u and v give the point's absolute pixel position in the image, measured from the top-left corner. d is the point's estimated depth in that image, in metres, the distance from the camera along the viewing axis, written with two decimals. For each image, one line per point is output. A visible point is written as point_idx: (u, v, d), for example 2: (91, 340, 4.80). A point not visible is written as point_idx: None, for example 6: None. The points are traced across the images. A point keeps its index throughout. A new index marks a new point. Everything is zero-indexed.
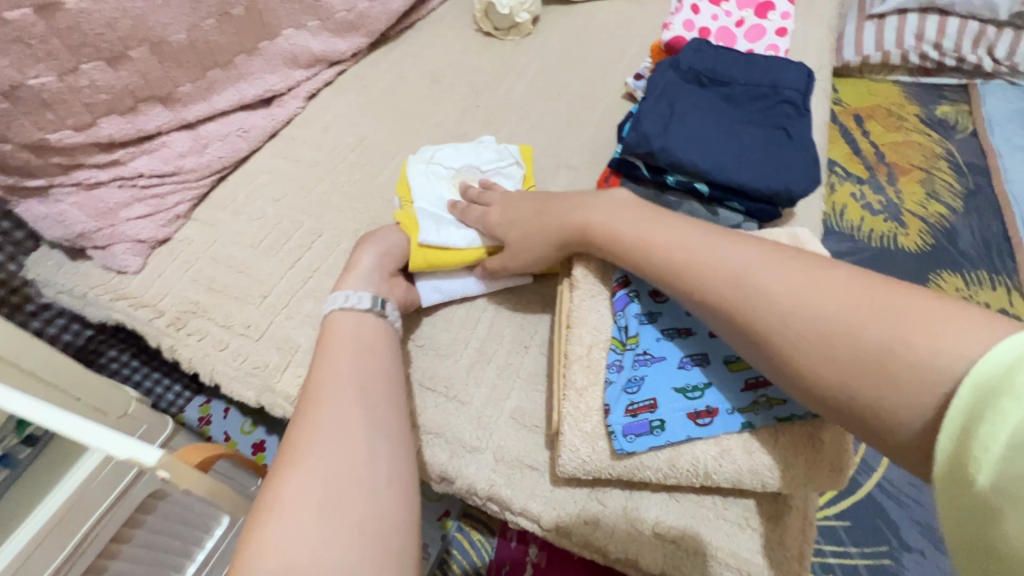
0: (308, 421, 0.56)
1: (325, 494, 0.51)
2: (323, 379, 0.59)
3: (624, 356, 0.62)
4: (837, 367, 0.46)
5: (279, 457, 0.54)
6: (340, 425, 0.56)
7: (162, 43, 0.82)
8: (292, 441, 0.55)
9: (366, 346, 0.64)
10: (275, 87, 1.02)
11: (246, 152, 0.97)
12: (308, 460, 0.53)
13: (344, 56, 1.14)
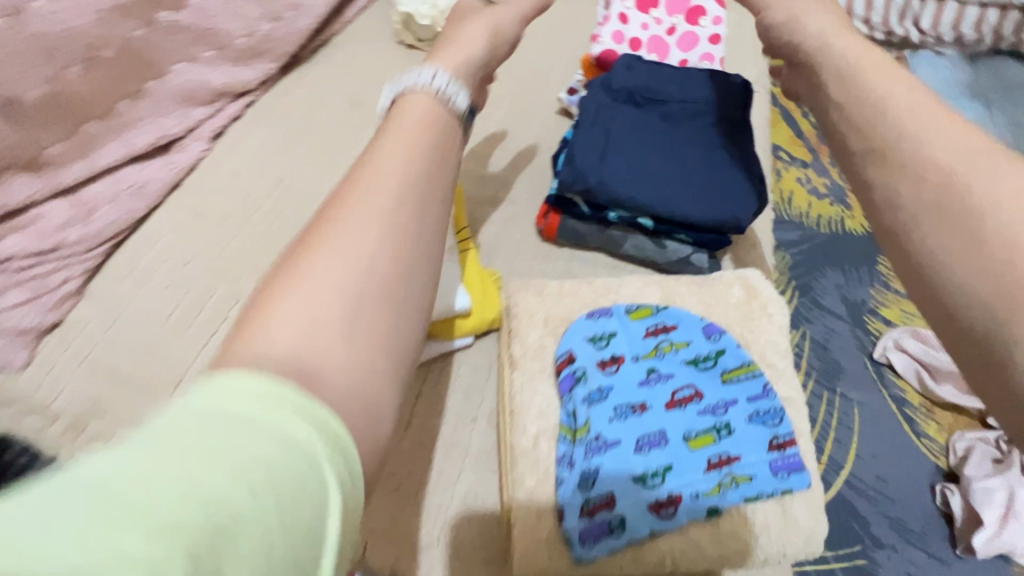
0: (363, 196, 0.38)
1: (331, 309, 0.33)
2: (382, 163, 0.40)
3: (575, 448, 0.59)
4: (958, 244, 0.37)
5: (310, 229, 0.36)
6: (386, 226, 0.37)
7: (14, 102, 0.72)
8: (321, 218, 0.37)
9: (441, 146, 0.45)
10: (171, 131, 0.90)
11: (144, 211, 0.86)
12: (327, 255, 0.35)
13: (252, 86, 1.02)
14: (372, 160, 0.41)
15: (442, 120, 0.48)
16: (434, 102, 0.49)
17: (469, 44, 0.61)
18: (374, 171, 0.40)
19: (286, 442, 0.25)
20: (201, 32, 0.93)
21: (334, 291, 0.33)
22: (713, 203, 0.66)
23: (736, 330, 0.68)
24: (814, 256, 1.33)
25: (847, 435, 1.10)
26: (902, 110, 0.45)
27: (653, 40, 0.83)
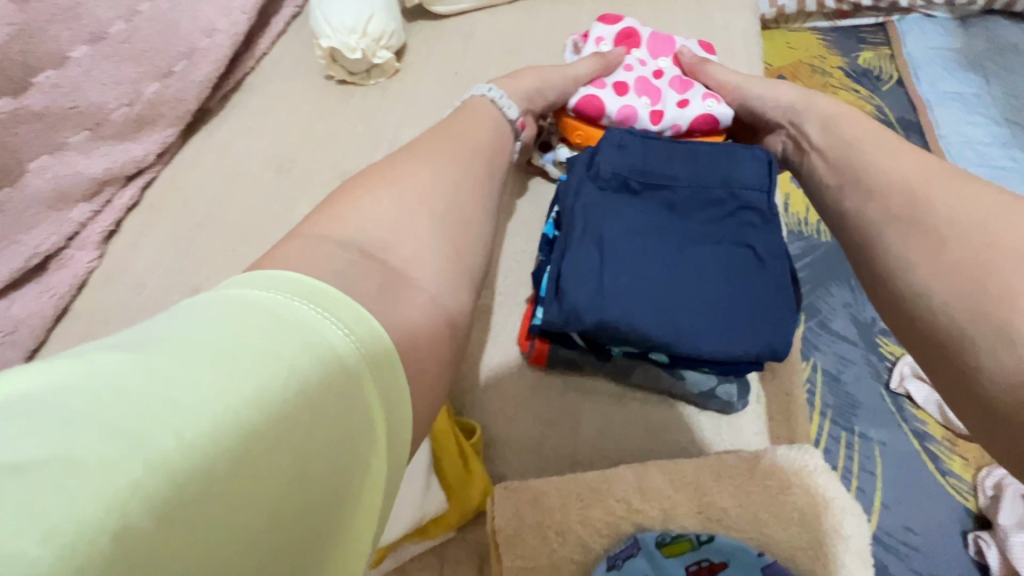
0: (434, 152, 0.55)
1: (410, 216, 0.47)
2: (450, 146, 0.57)
3: None
4: (946, 277, 0.45)
5: (396, 163, 0.52)
6: (452, 176, 0.53)
7: None
8: (404, 161, 0.53)
9: (492, 134, 0.63)
10: (43, 247, 0.72)
11: (20, 359, 0.69)
12: (408, 183, 0.50)
13: (146, 161, 0.81)
14: (450, 132, 0.59)
15: (497, 115, 0.66)
16: (492, 112, 0.66)
17: (521, 82, 0.70)
18: (448, 146, 0.57)
19: (339, 341, 0.32)
20: (62, 114, 0.73)
21: (414, 196, 0.49)
22: (740, 329, 0.52)
23: (800, 565, 0.56)
24: (818, 272, 1.20)
25: (870, 482, 1.02)
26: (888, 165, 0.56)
27: (637, 83, 0.76)
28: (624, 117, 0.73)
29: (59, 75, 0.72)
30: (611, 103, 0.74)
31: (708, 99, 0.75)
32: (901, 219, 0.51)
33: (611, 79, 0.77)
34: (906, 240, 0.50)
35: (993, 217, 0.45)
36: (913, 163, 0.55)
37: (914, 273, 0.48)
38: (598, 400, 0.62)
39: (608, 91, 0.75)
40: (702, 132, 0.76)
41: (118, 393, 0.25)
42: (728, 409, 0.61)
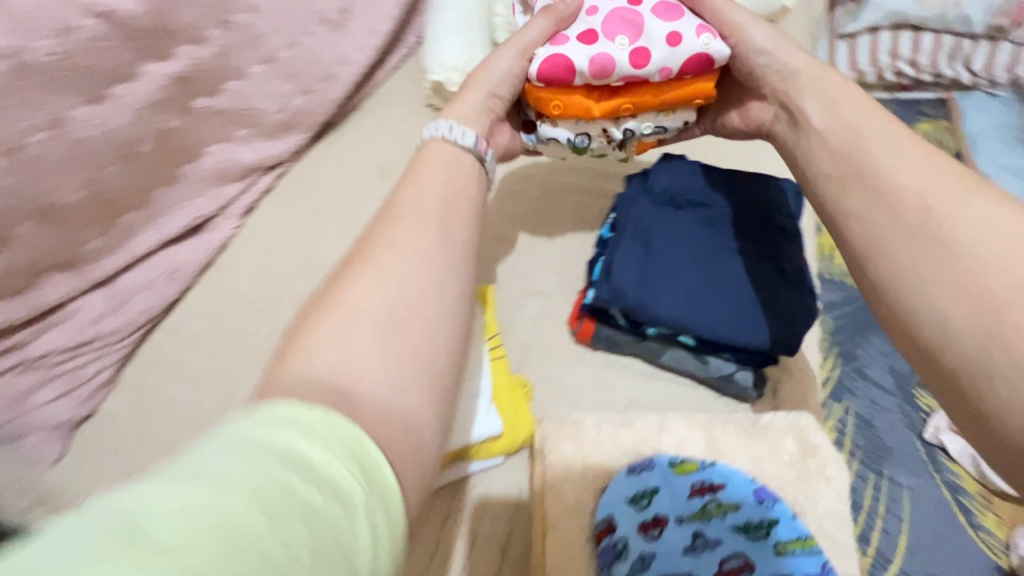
0: (389, 229, 0.46)
1: (367, 325, 0.39)
2: (404, 230, 0.46)
3: None
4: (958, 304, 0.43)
5: (353, 261, 0.44)
6: (405, 259, 0.44)
7: (56, 209, 0.70)
8: (359, 252, 0.45)
9: (454, 183, 0.53)
10: (204, 212, 0.91)
11: (176, 295, 0.86)
12: (356, 297, 0.40)
13: (283, 157, 1.03)
14: (399, 204, 0.49)
15: (466, 163, 0.57)
16: (445, 150, 0.58)
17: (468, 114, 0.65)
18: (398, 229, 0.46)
19: (325, 467, 0.30)
20: (236, 113, 0.93)
21: (375, 296, 0.41)
22: (758, 323, 0.63)
23: (789, 497, 0.66)
24: (858, 320, 1.25)
25: (896, 525, 1.04)
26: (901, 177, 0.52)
27: (608, 24, 0.71)
28: (598, 65, 0.70)
29: (239, 84, 0.92)
30: (578, 53, 0.70)
31: (698, 32, 0.70)
32: (914, 240, 0.49)
33: (574, 28, 0.72)
34: (925, 263, 0.47)
35: (1013, 243, 0.43)
36: (926, 167, 0.51)
37: (928, 295, 0.46)
38: (629, 374, 0.73)
39: (573, 42, 0.71)
40: (693, 71, 0.72)
41: (111, 522, 0.25)
42: (746, 396, 0.70)
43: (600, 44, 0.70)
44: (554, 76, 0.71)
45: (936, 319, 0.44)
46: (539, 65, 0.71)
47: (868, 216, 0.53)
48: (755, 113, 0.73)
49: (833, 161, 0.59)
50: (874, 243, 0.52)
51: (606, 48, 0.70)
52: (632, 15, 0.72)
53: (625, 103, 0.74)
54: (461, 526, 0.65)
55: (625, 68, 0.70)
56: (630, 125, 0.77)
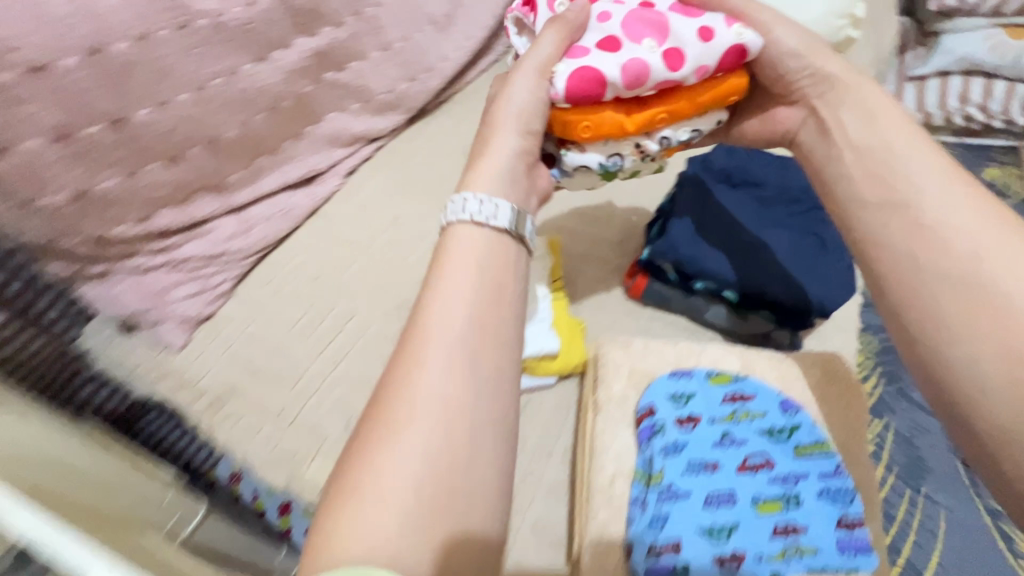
0: (409, 373, 0.47)
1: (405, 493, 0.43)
2: (430, 377, 0.47)
3: (646, 493, 0.61)
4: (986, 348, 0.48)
5: (378, 408, 0.47)
6: (432, 413, 0.46)
7: (218, 140, 0.87)
8: (381, 401, 0.47)
9: (486, 287, 0.51)
10: (317, 167, 1.06)
11: (287, 231, 1.01)
12: (388, 476, 0.43)
13: (383, 132, 1.17)
14: (422, 329, 0.49)
15: (506, 246, 0.55)
16: (474, 230, 0.54)
17: (489, 166, 0.59)
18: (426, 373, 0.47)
19: None
20: (354, 89, 1.09)
21: (404, 461, 0.44)
22: (797, 285, 0.70)
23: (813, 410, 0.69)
24: None
25: (929, 540, 1.04)
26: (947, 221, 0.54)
27: (627, 27, 0.65)
28: (634, 73, 0.62)
29: (360, 64, 1.08)
30: (605, 63, 0.62)
31: (726, 22, 0.66)
32: (953, 279, 0.51)
33: (588, 37, 0.65)
34: (959, 300, 0.50)
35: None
36: (939, 184, 0.56)
37: (964, 334, 0.49)
38: (670, 322, 0.79)
39: (596, 54, 0.63)
40: (730, 64, 0.66)
41: None
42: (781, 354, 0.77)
43: (630, 50, 0.63)
44: (585, 93, 0.62)
45: (963, 356, 0.49)
46: (563, 84, 0.62)
47: (900, 239, 0.56)
48: (782, 118, 0.70)
49: (872, 189, 0.59)
50: (904, 272, 0.55)
51: (638, 50, 0.63)
52: (648, 15, 0.66)
53: (662, 112, 0.66)
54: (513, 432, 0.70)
55: (665, 71, 0.63)
56: (665, 134, 0.69)
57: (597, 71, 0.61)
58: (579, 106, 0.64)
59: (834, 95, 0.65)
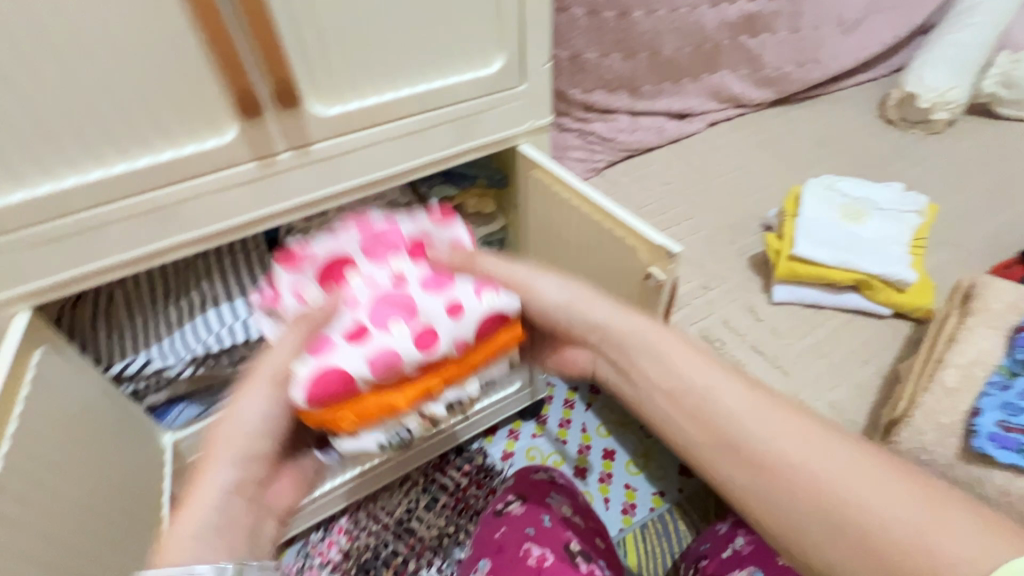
0: None
1: None
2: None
3: (1014, 381, 0.56)
4: (846, 551, 0.39)
5: None
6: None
7: (656, 54, 1.13)
8: None
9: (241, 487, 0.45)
10: (693, 108, 1.25)
11: (655, 145, 1.22)
12: None
13: (751, 102, 1.31)
14: None
15: None
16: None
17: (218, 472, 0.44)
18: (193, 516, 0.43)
19: None
20: (752, 56, 1.23)
21: None
22: None
23: None
24: None
25: None
26: (803, 463, 0.41)
27: (375, 314, 0.46)
28: (427, 339, 0.46)
29: (768, 36, 1.23)
30: (349, 354, 0.44)
31: (478, 289, 0.49)
32: (820, 516, 0.40)
33: (333, 329, 0.46)
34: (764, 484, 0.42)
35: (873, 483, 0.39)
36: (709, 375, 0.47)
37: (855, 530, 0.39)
38: None
39: (341, 348, 0.44)
40: (489, 331, 0.49)
41: None
42: None
43: (371, 332, 0.45)
44: (327, 398, 0.44)
45: (856, 546, 0.39)
46: (303, 389, 0.44)
47: (747, 477, 0.43)
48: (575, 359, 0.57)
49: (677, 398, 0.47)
50: (720, 465, 0.45)
51: (387, 341, 0.45)
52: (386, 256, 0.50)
53: (439, 380, 0.48)
54: (827, 335, 0.79)
55: (453, 334, 0.47)
56: (454, 396, 0.49)
57: (335, 371, 0.43)
58: (332, 405, 0.45)
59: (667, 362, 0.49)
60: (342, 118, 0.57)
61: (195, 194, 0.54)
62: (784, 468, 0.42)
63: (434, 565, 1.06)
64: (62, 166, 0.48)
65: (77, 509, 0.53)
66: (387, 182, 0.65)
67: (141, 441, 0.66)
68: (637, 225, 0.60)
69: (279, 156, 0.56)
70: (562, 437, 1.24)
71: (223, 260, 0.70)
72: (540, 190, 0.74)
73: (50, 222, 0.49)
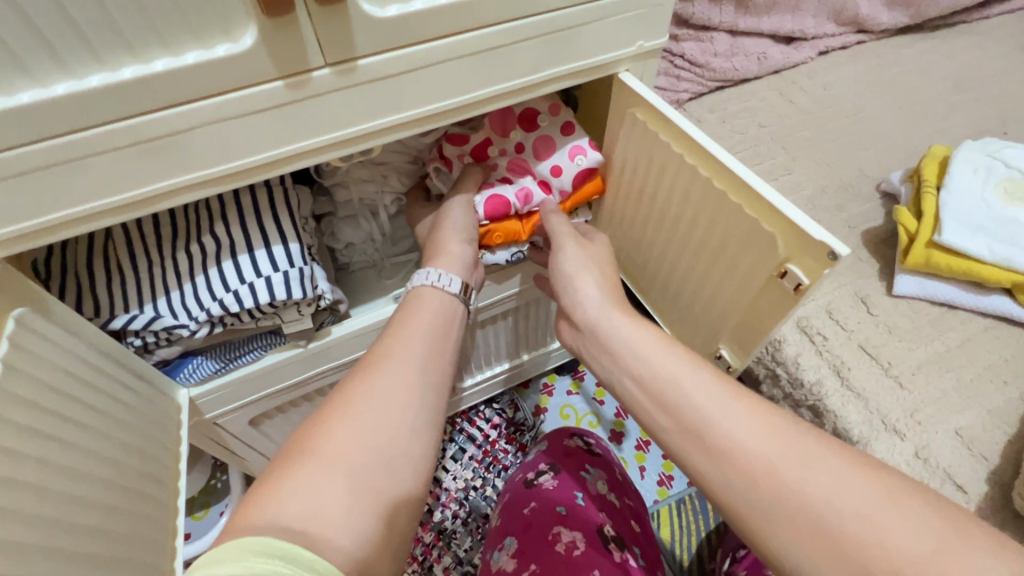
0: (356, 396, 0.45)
1: (331, 487, 0.39)
2: (372, 411, 0.44)
3: None
4: (825, 559, 0.36)
5: (318, 419, 0.43)
6: (356, 474, 0.40)
7: None
8: (321, 416, 0.43)
9: (438, 325, 0.54)
10: (807, 30, 1.02)
11: (752, 75, 1.00)
12: (338, 456, 0.40)
13: (877, 28, 1.06)
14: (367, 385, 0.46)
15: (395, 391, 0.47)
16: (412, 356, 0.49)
17: (455, 246, 0.60)
18: (386, 376, 0.47)
19: None
20: None
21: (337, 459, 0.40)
22: None
23: None
24: None
25: None
26: (780, 467, 0.39)
27: (515, 169, 0.66)
28: (548, 185, 0.66)
29: None
30: (507, 188, 0.65)
31: (573, 153, 0.64)
32: (807, 526, 0.37)
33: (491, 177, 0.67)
34: (705, 447, 0.42)
35: (799, 454, 0.39)
36: (667, 350, 0.48)
37: (792, 497, 0.38)
38: None
39: (503, 184, 0.65)
40: (580, 184, 0.66)
41: None
42: None
43: (515, 179, 0.65)
44: (494, 215, 0.64)
45: (799, 517, 0.37)
46: (482, 207, 0.63)
47: (696, 447, 0.43)
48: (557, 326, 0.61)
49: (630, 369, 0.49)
50: (667, 430, 0.45)
51: (527, 183, 0.64)
52: (508, 125, 0.65)
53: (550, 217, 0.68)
54: (958, 344, 0.66)
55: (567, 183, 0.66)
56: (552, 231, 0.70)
57: (502, 199, 0.63)
58: (494, 222, 0.65)
59: (627, 325, 0.52)
60: (402, 24, 0.41)
61: (204, 122, 0.40)
62: (769, 474, 0.39)
63: (458, 518, 1.03)
64: (14, 75, 0.33)
65: (87, 508, 0.44)
66: (452, 116, 0.50)
67: (155, 405, 0.57)
68: (785, 204, 0.46)
69: (315, 74, 0.41)
70: (599, 397, 1.16)
71: (242, 197, 0.57)
72: (642, 134, 0.58)
73: (11, 151, 0.36)
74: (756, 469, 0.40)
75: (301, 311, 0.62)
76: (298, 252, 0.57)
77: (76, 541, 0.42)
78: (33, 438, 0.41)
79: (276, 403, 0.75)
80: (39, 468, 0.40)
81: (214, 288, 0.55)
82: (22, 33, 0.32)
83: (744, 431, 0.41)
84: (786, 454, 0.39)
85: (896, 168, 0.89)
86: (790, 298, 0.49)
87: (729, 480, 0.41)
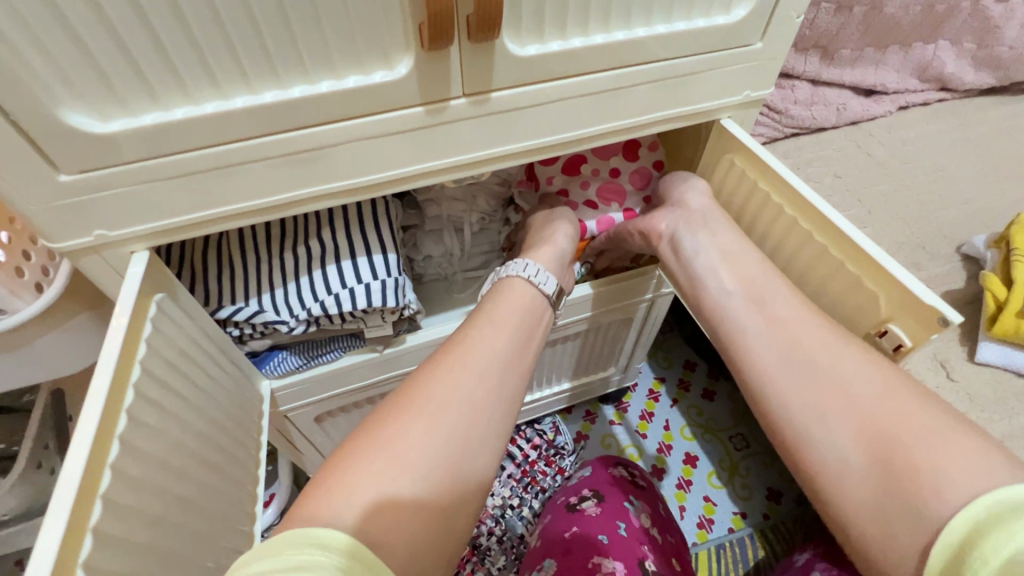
0: (415, 394, 0.44)
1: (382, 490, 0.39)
2: (429, 417, 0.43)
3: None
4: (856, 427, 0.41)
5: (384, 410, 0.44)
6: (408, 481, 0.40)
7: (877, 11, 0.92)
8: (387, 409, 0.44)
9: (514, 334, 0.52)
10: (890, 84, 1.01)
11: (830, 125, 0.99)
12: (390, 457, 0.40)
13: (961, 87, 1.05)
14: (426, 390, 0.45)
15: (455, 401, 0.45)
16: (529, 292, 0.56)
17: (558, 239, 0.63)
18: (450, 380, 0.46)
19: None
20: (989, 25, 0.99)
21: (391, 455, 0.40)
22: None
23: None
24: None
25: None
26: (842, 354, 0.45)
27: (601, 196, 0.69)
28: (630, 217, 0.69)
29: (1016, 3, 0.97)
30: (589, 215, 0.69)
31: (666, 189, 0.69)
32: (848, 397, 0.43)
33: (574, 193, 0.69)
34: (770, 320, 0.48)
35: (853, 347, 0.45)
36: (745, 243, 0.54)
37: (840, 374, 0.44)
38: None
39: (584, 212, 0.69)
40: None
41: None
42: None
43: (600, 205, 0.69)
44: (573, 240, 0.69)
45: (841, 390, 0.43)
46: None
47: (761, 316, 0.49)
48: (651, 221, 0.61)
49: (715, 244, 0.55)
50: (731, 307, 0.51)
51: (610, 214, 0.69)
52: (610, 151, 0.69)
53: None
54: None
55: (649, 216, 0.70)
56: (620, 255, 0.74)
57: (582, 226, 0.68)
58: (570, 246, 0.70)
59: (715, 212, 0.58)
60: (537, 63, 0.44)
61: (348, 139, 0.43)
62: (825, 352, 0.45)
63: (493, 535, 1.03)
64: (206, 87, 0.37)
65: (193, 485, 0.47)
66: (564, 148, 0.52)
67: (245, 391, 0.60)
68: (893, 264, 0.46)
69: (453, 102, 0.44)
70: (641, 430, 1.15)
71: (348, 206, 0.61)
72: (739, 179, 0.60)
73: (185, 153, 0.40)
74: (814, 347, 0.45)
75: (384, 318, 0.64)
76: (394, 263, 0.60)
77: (182, 516, 0.44)
78: (161, 414, 0.44)
79: (342, 403, 0.77)
80: (163, 442, 0.43)
81: (316, 290, 0.58)
82: (221, 50, 0.36)
83: (807, 319, 0.47)
84: (842, 345, 0.45)
85: (978, 231, 0.88)
86: (893, 356, 0.49)
87: (784, 350, 0.46)
